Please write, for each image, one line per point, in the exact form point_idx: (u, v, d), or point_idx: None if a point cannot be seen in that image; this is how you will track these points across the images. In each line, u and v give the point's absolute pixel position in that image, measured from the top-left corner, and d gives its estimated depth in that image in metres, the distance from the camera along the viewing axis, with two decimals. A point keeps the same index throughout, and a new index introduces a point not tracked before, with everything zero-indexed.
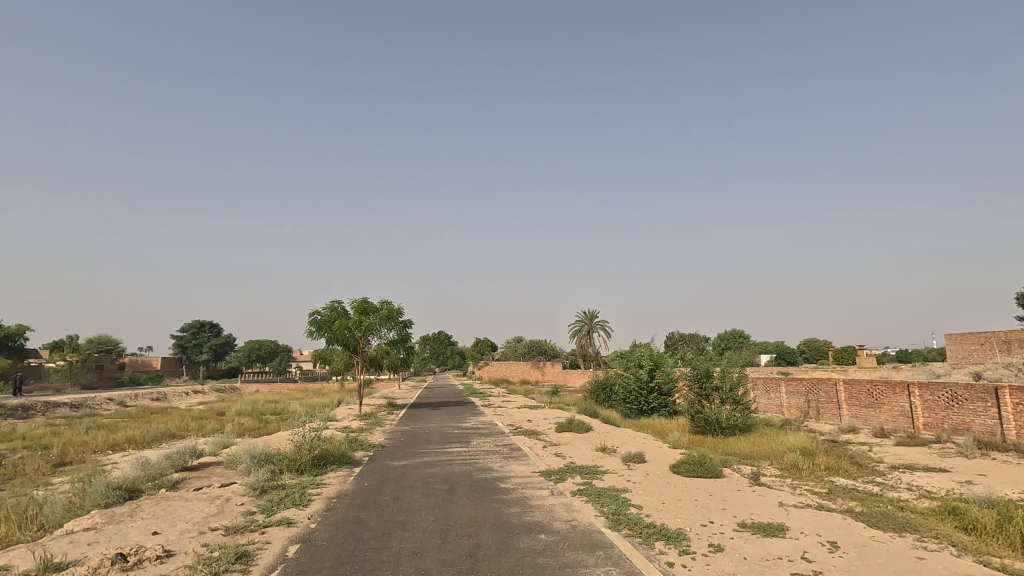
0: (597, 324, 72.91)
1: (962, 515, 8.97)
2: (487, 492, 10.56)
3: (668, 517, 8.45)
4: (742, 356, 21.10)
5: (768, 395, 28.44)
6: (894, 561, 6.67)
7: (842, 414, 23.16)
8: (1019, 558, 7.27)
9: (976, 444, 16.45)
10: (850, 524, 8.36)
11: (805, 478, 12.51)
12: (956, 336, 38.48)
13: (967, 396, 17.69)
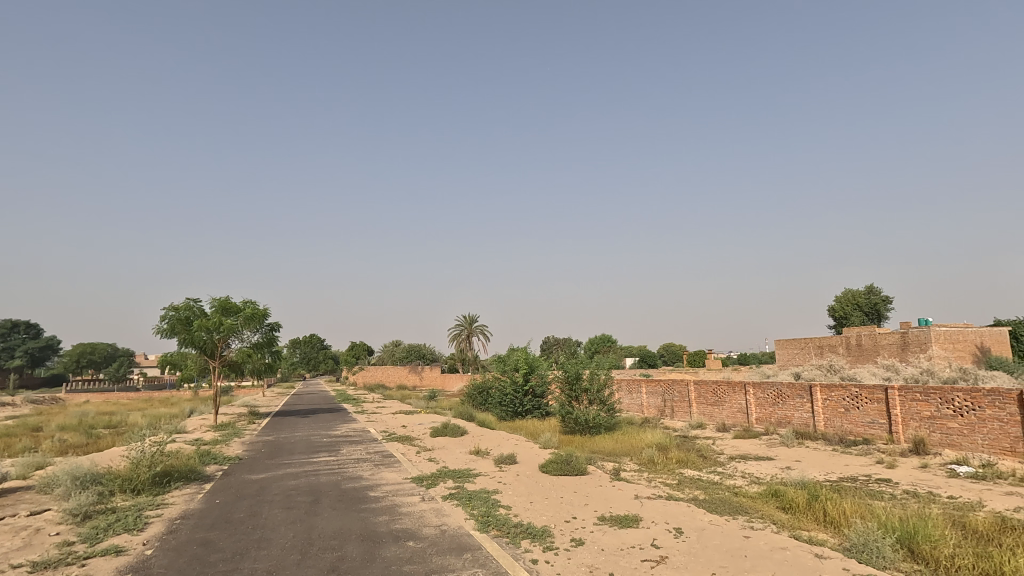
0: (477, 328, 73.51)
1: (781, 497, 10.40)
2: (354, 502, 10.14)
3: (535, 515, 8.75)
4: (608, 359, 22.54)
5: (631, 395, 30.68)
6: (726, 541, 7.53)
7: (692, 411, 25.72)
8: (822, 530, 8.59)
9: (795, 435, 19.15)
10: (693, 511, 9.27)
11: (659, 471, 13.71)
12: (783, 341, 44.49)
13: (789, 393, 20.51)
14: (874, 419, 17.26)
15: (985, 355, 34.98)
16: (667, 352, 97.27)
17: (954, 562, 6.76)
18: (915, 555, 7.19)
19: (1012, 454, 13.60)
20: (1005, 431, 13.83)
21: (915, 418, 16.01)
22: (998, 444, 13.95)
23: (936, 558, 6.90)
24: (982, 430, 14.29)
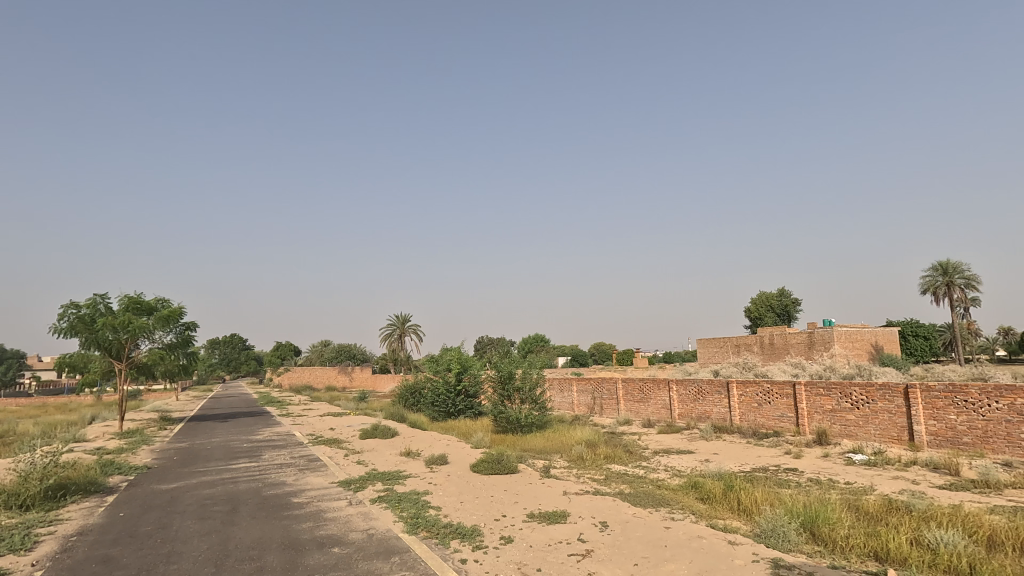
0: (409, 328, 72.28)
1: (700, 488, 10.97)
2: (276, 509, 9.71)
3: (465, 515, 8.74)
4: (540, 359, 22.87)
5: (561, 393, 31.29)
6: (647, 532, 7.87)
7: (619, 408, 26.60)
8: (736, 518, 9.14)
9: (713, 429, 20.27)
10: (618, 505, 9.58)
11: (587, 467, 14.09)
12: (704, 340, 46.87)
13: (709, 390, 21.65)
14: (783, 413, 18.56)
15: (878, 352, 38.51)
16: (597, 351, 99.92)
17: (849, 542, 7.40)
18: (816, 537, 7.80)
19: (899, 442, 15.08)
20: (893, 421, 15.31)
21: (818, 411, 17.38)
22: (887, 433, 15.41)
23: (833, 539, 7.53)
24: (875, 421, 15.74)
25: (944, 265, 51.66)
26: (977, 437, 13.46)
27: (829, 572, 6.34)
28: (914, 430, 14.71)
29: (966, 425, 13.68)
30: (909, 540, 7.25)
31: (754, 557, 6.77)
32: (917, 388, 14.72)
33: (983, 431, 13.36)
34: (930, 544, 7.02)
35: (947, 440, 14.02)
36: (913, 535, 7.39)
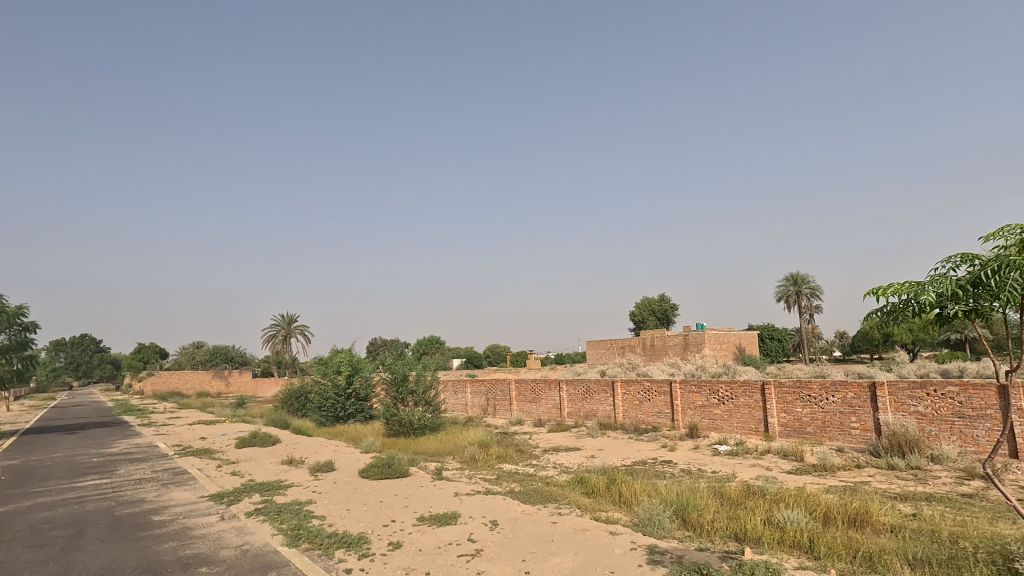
0: (295, 329, 68.19)
1: (586, 483, 11.49)
2: (132, 530, 8.66)
3: (351, 523, 8.41)
4: (435, 361, 22.66)
5: (456, 395, 31.22)
6: (535, 528, 8.09)
7: (512, 408, 27.10)
8: (617, 509, 9.70)
9: (599, 426, 21.32)
10: (508, 503, 9.75)
11: (480, 467, 14.19)
12: (593, 342, 49.17)
13: (596, 389, 22.77)
14: (660, 409, 20.01)
15: (741, 353, 42.85)
16: (492, 354, 101.07)
17: (713, 526, 8.14)
18: (686, 523, 8.49)
19: (756, 433, 16.88)
20: (751, 414, 17.11)
21: (691, 407, 18.94)
22: (747, 425, 17.20)
23: (701, 524, 8.24)
24: (737, 415, 17.49)
25: (795, 276, 58.75)
26: (817, 426, 15.45)
27: (695, 554, 6.92)
28: (768, 422, 16.56)
29: (808, 416, 15.64)
30: (762, 520, 8.12)
31: (632, 545, 7.22)
32: (771, 385, 16.58)
33: (821, 421, 15.36)
34: (779, 523, 7.92)
35: (794, 430, 15.94)
36: (766, 516, 8.29)
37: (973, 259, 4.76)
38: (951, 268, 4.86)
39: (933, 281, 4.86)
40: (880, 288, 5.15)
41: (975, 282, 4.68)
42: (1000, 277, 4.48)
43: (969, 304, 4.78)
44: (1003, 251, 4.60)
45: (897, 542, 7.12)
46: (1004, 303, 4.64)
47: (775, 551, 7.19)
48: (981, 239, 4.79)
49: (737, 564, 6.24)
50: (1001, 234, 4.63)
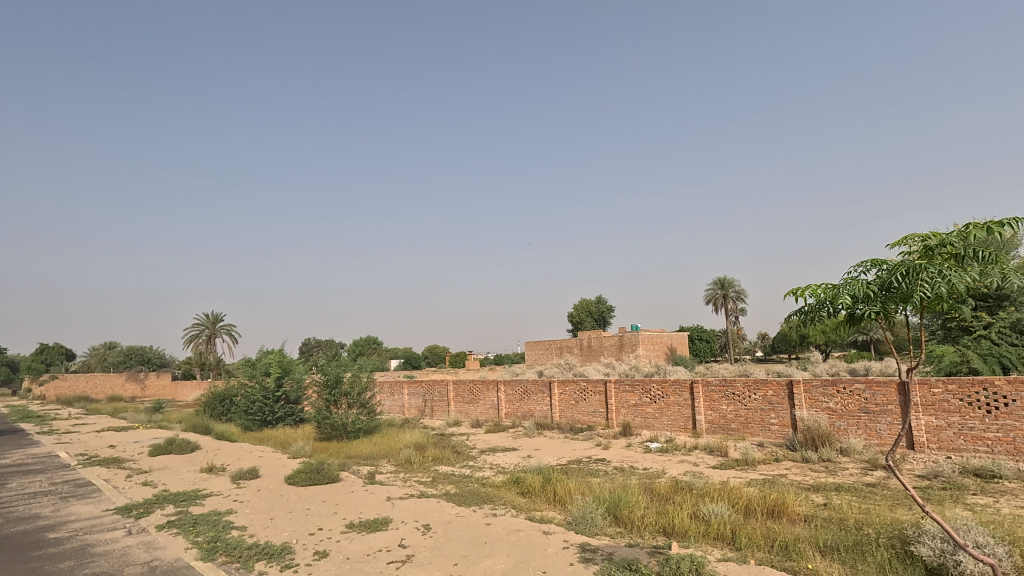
0: (221, 329, 64.57)
1: (521, 483, 11.51)
2: (22, 550, 7.82)
3: (274, 533, 7.99)
4: (371, 362, 22.06)
5: (392, 397, 30.58)
6: (469, 531, 7.98)
7: (450, 409, 26.84)
8: (552, 508, 9.76)
9: (536, 426, 21.48)
10: (441, 506, 9.59)
11: (415, 470, 13.92)
12: (532, 343, 49.58)
13: (533, 389, 22.93)
14: (596, 408, 20.42)
15: (673, 353, 44.55)
16: (431, 355, 99.92)
17: (643, 521, 8.34)
18: (618, 520, 8.66)
19: (685, 430, 17.55)
20: (681, 412, 17.78)
21: (624, 406, 19.44)
22: (676, 423, 17.85)
23: (631, 520, 8.43)
24: (667, 413, 18.11)
25: (723, 281, 61.80)
26: (741, 423, 16.25)
27: (625, 550, 7.05)
28: (696, 420, 17.25)
29: (733, 413, 16.43)
30: (689, 514, 8.41)
31: (564, 544, 7.27)
32: (699, 384, 17.28)
33: (744, 418, 16.17)
34: (705, 516, 8.23)
35: (719, 427, 16.69)
36: (692, 510, 8.60)
37: (881, 264, 5.10)
38: (862, 271, 5.19)
39: (846, 284, 5.17)
40: (800, 289, 5.44)
41: (883, 285, 5.02)
42: (905, 280, 4.82)
43: (878, 305, 5.12)
44: (908, 256, 4.95)
45: (810, 531, 7.57)
46: (907, 305, 5.00)
47: (700, 544, 7.46)
48: (889, 245, 5.14)
49: (664, 558, 6.39)
50: (906, 240, 4.98)
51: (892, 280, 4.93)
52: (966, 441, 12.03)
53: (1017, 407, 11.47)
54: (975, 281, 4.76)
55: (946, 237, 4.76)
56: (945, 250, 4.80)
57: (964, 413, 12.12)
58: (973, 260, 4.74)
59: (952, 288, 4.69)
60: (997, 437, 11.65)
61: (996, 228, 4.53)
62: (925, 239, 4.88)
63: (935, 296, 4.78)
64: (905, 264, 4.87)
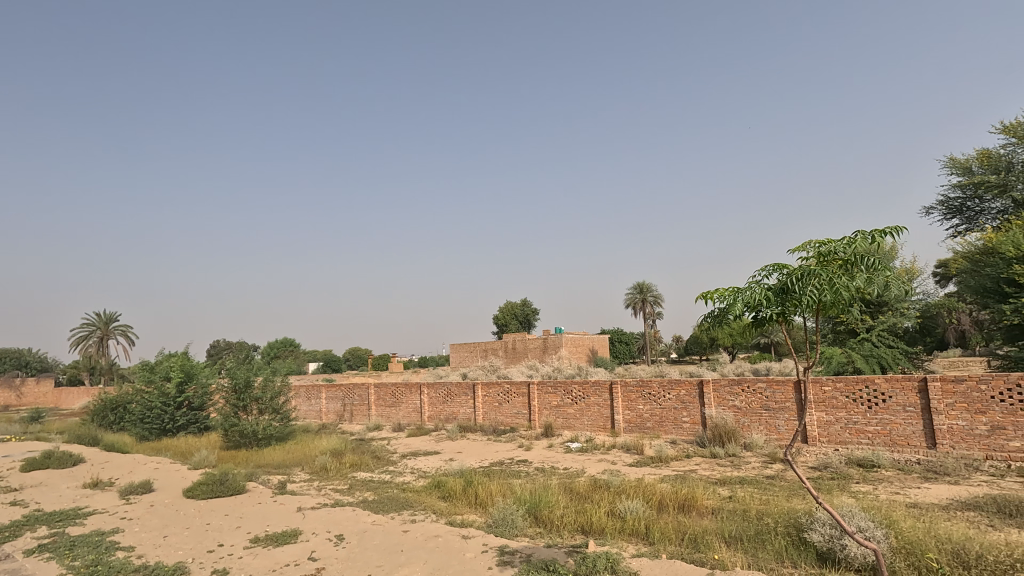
0: (115, 330, 58.94)
1: (442, 487, 11.31)
2: None
3: (167, 552, 7.33)
4: (285, 365, 20.92)
5: (308, 401, 29.20)
6: (385, 540, 7.70)
7: (370, 413, 26.02)
8: (473, 512, 9.66)
9: (459, 429, 21.28)
10: (357, 515, 9.21)
11: (330, 477, 13.32)
12: (456, 345, 49.22)
13: (457, 392, 22.71)
14: (519, 410, 20.54)
15: (594, 355, 45.85)
16: (352, 357, 96.81)
17: (562, 521, 8.44)
18: (538, 520, 8.71)
19: (604, 430, 18.06)
20: (600, 412, 18.27)
21: (546, 407, 19.70)
22: (596, 423, 18.32)
23: (551, 519, 8.51)
24: (588, 414, 18.55)
25: (641, 285, 64.49)
26: (655, 422, 16.95)
27: (543, 551, 7.08)
28: (615, 419, 17.79)
29: (649, 412, 17.10)
30: (606, 512, 8.62)
31: (483, 548, 7.19)
32: (618, 384, 17.83)
33: (659, 417, 16.87)
34: (621, 513, 8.46)
35: (636, 426, 17.31)
36: (609, 507, 8.82)
37: (782, 268, 5.46)
38: (765, 275, 5.53)
39: (750, 287, 5.49)
40: (710, 292, 5.71)
41: (783, 288, 5.37)
42: (802, 284, 5.19)
43: (780, 307, 5.47)
44: (805, 261, 5.32)
45: (716, 522, 7.98)
46: (804, 307, 5.38)
47: (616, 540, 7.66)
48: (789, 250, 5.49)
49: (581, 557, 6.47)
50: (804, 247, 5.35)
51: (791, 284, 5.29)
52: (850, 434, 13.23)
53: (893, 402, 12.74)
54: (861, 286, 5.20)
55: (837, 244, 5.16)
56: (837, 256, 5.21)
57: (849, 409, 13.32)
58: (861, 266, 5.17)
59: (842, 292, 5.09)
60: (876, 430, 12.89)
61: (879, 236, 4.96)
62: (819, 246, 5.26)
63: (827, 299, 5.18)
64: (801, 270, 5.24)
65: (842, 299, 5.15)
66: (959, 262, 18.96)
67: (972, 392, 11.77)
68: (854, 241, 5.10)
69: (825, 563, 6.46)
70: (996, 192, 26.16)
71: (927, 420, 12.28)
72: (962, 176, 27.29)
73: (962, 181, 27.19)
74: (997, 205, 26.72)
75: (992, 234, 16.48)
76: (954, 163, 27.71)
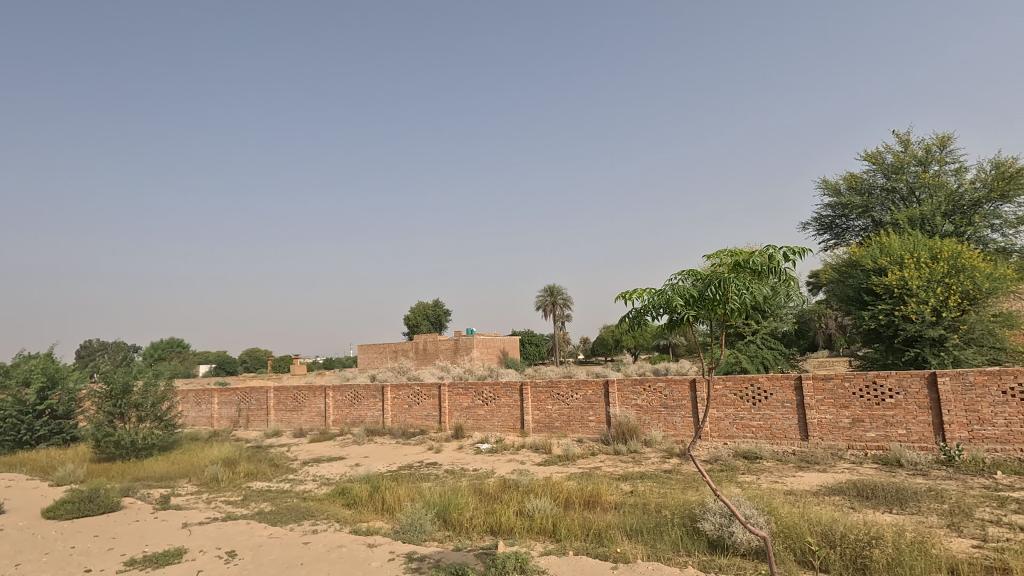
0: None
1: (348, 493, 10.85)
2: None
3: None
4: (171, 368, 19.11)
5: (198, 407, 26.92)
6: (283, 553, 7.23)
7: (268, 419, 24.48)
8: (380, 518, 9.35)
9: (366, 433, 20.58)
10: (252, 528, 8.59)
11: (222, 489, 12.33)
12: (364, 346, 47.65)
13: (365, 394, 21.96)
14: (429, 412, 20.25)
15: (505, 356, 46.29)
16: (249, 359, 90.84)
17: (472, 522, 8.40)
18: (447, 523, 8.60)
19: (514, 430, 18.28)
20: (510, 412, 18.47)
21: (457, 409, 19.58)
22: (506, 423, 18.48)
23: (461, 522, 8.44)
24: (498, 414, 18.68)
25: (552, 288, 66.11)
26: (563, 421, 17.40)
27: (452, 555, 6.99)
28: (524, 420, 18.06)
29: (557, 412, 17.53)
30: (515, 512, 8.69)
31: (391, 556, 6.97)
32: (528, 386, 18.11)
33: (567, 416, 17.34)
34: (529, 512, 8.58)
35: (544, 425, 17.68)
36: (518, 507, 8.91)
37: (696, 274, 5.81)
38: (681, 279, 5.86)
39: (667, 290, 5.79)
40: (629, 293, 5.95)
41: (698, 292, 5.72)
42: (716, 289, 5.55)
43: (694, 311, 5.82)
44: (719, 267, 5.65)
45: (619, 517, 8.31)
46: (715, 311, 5.77)
47: (525, 539, 7.76)
48: (704, 257, 5.84)
49: (491, 559, 6.47)
50: (717, 254, 5.68)
51: (704, 289, 5.64)
52: (737, 428, 14.35)
53: (774, 399, 13.97)
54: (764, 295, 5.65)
55: (750, 254, 5.46)
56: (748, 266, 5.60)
57: (737, 405, 14.44)
58: (768, 275, 5.62)
59: (748, 297, 5.52)
60: (759, 424, 14.07)
61: (787, 251, 5.38)
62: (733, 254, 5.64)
63: (736, 305, 5.59)
64: (713, 277, 5.61)
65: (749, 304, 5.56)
66: (829, 273, 21.24)
67: (838, 389, 13.20)
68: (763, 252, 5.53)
69: (715, 549, 6.94)
70: (859, 213, 29.62)
71: (801, 414, 13.61)
72: (833, 197, 30.59)
73: (833, 201, 30.46)
74: (860, 224, 30.24)
75: (856, 248, 18.62)
76: (827, 183, 31.02)
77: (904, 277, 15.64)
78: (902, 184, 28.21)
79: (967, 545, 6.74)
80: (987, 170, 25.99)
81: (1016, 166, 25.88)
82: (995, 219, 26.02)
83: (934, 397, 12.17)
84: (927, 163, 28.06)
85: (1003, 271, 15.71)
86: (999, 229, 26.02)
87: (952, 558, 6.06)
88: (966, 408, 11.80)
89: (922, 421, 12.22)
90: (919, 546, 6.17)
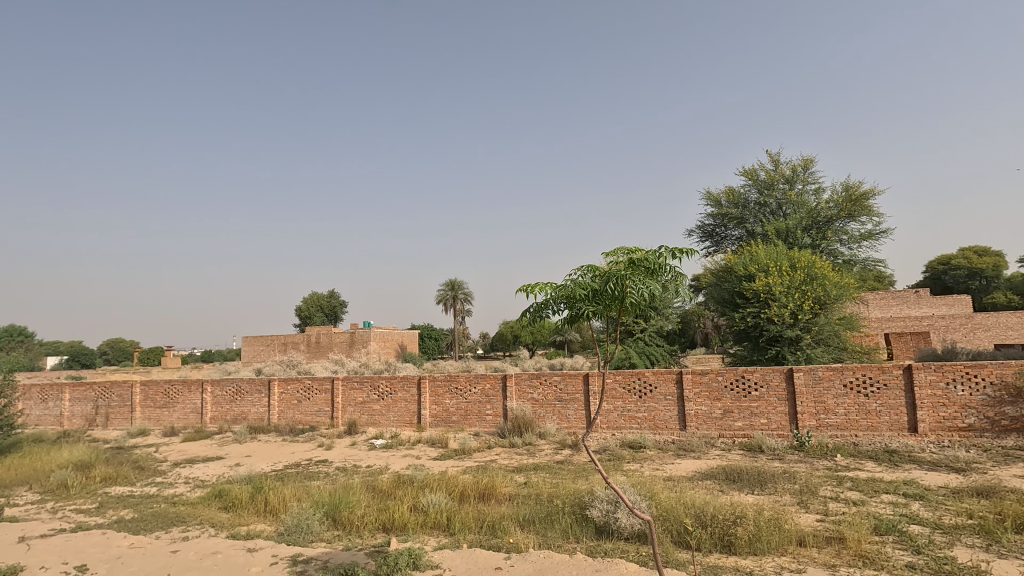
0: None
1: (225, 496, 10.02)
2: None
3: None
4: (10, 360, 16.51)
5: (44, 405, 23.56)
6: (146, 564, 6.54)
7: (132, 417, 21.99)
8: (262, 521, 8.73)
9: (248, 431, 19.19)
10: (110, 538, 7.66)
11: (72, 496, 10.88)
12: (250, 337, 44.37)
13: (248, 390, 20.43)
14: (320, 408, 19.31)
15: (403, 350, 45.36)
16: (111, 350, 81.42)
17: (363, 521, 8.13)
18: (335, 523, 8.25)
19: (410, 425, 17.98)
20: (407, 408, 18.13)
21: (350, 404, 18.83)
22: (402, 419, 18.13)
23: (351, 521, 8.14)
24: (394, 409, 18.27)
25: (453, 283, 65.62)
26: (460, 416, 17.39)
27: (341, 555, 6.71)
28: (421, 415, 17.81)
29: (454, 407, 17.47)
30: (409, 507, 8.53)
31: (272, 560, 6.54)
32: (426, 379, 17.86)
33: (464, 410, 17.36)
34: (424, 507, 8.47)
35: (441, 420, 17.55)
36: (412, 503, 8.75)
37: (594, 270, 6.00)
38: (581, 275, 6.02)
39: (568, 285, 5.97)
40: (532, 287, 6.06)
41: (597, 288, 5.91)
42: (612, 285, 5.78)
43: (591, 305, 6.03)
44: (616, 265, 5.86)
45: (512, 508, 8.46)
46: (611, 306, 6.01)
47: (419, 535, 7.64)
48: (602, 254, 6.01)
49: (382, 557, 6.31)
50: (615, 252, 5.90)
51: (602, 285, 5.85)
52: (624, 420, 15.21)
53: (657, 392, 14.97)
54: (654, 291, 5.93)
55: (643, 253, 5.79)
56: (643, 263, 5.83)
57: (625, 398, 15.28)
58: (658, 273, 5.93)
59: (642, 294, 5.83)
60: (644, 416, 15.01)
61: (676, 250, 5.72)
62: (629, 253, 5.82)
63: (633, 299, 5.87)
64: (611, 274, 5.81)
65: (641, 301, 5.91)
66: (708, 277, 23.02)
67: (712, 382, 14.41)
68: (656, 252, 5.79)
69: (602, 534, 7.31)
70: (735, 223, 32.44)
71: (681, 406, 14.70)
72: (715, 208, 33.36)
73: (714, 211, 33.18)
74: (736, 233, 33.15)
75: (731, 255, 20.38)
76: (710, 195, 33.82)
77: (769, 283, 17.43)
78: (772, 200, 31.46)
79: (812, 519, 7.67)
80: (839, 193, 29.76)
81: (861, 189, 29.83)
82: (843, 235, 29.78)
83: (791, 390, 13.71)
84: (792, 181, 31.52)
85: (848, 280, 18.06)
86: (846, 244, 29.83)
87: (801, 531, 6.85)
88: (815, 399, 13.43)
89: (780, 411, 13.74)
90: (775, 522, 6.93)
